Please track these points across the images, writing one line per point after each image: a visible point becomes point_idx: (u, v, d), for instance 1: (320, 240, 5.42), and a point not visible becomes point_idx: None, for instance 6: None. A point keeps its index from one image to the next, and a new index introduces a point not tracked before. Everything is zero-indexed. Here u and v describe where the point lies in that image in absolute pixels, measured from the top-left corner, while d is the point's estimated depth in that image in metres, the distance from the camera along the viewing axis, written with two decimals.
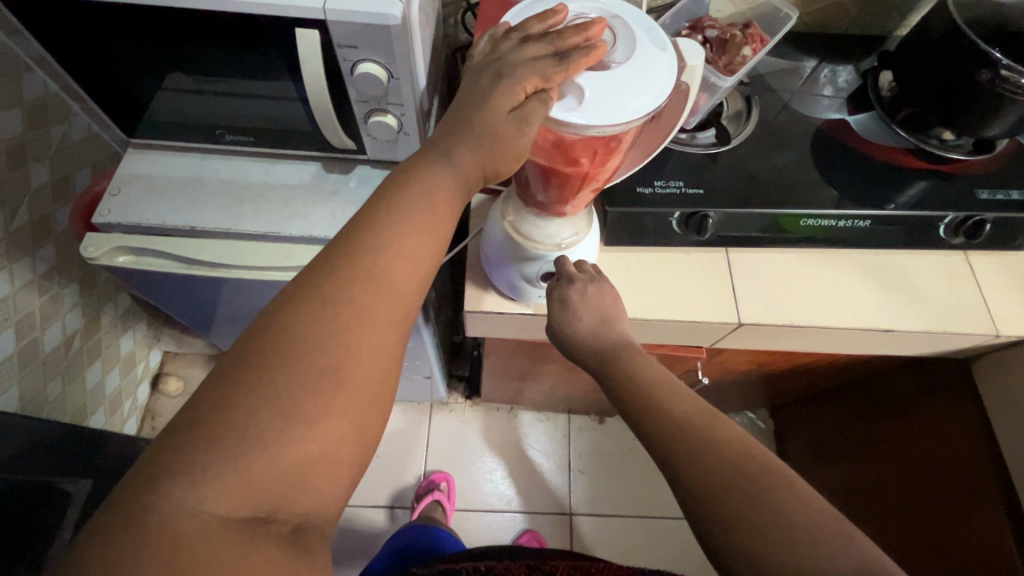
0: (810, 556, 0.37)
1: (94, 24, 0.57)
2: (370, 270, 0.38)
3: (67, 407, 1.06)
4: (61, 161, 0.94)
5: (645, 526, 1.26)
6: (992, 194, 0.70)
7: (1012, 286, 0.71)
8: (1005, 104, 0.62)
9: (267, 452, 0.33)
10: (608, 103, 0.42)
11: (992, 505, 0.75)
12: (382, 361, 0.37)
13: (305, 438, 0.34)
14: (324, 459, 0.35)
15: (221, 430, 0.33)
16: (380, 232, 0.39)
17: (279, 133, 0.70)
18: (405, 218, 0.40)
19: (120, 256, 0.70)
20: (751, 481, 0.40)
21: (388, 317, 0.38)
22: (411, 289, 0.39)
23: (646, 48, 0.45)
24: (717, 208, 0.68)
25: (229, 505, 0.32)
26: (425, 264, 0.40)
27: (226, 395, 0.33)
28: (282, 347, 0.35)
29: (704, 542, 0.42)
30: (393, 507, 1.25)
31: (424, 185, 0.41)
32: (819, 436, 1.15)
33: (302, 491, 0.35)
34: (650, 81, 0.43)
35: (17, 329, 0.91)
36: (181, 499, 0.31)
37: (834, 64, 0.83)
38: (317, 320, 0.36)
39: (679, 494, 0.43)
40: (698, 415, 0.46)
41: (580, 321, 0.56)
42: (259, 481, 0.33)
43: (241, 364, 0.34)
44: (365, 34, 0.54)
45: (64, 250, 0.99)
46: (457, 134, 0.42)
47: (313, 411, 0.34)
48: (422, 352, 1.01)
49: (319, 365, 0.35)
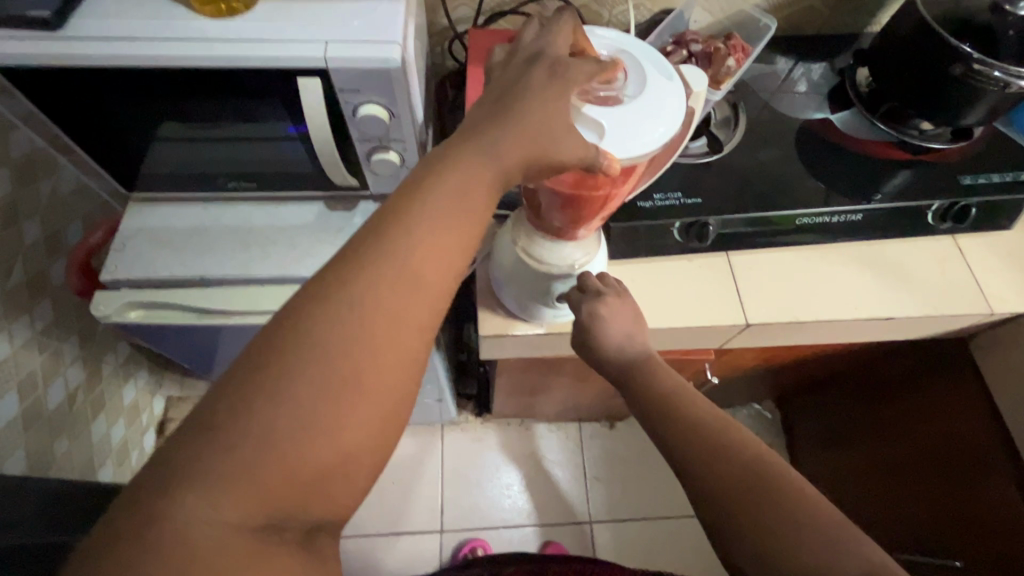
0: (820, 556, 0.39)
1: (92, 87, 0.57)
2: (400, 269, 0.37)
3: (74, 464, 1.04)
4: (51, 216, 0.93)
5: (665, 526, 1.27)
6: (975, 178, 0.73)
7: (1001, 265, 0.74)
8: (977, 94, 0.65)
9: (284, 459, 0.33)
10: (625, 137, 0.44)
11: (1000, 471, 0.78)
12: (404, 370, 0.37)
13: (326, 446, 0.34)
14: (342, 467, 0.35)
15: (237, 438, 0.33)
16: (411, 226, 0.37)
17: (281, 176, 0.70)
18: (438, 208, 0.38)
19: (131, 312, 0.70)
20: (770, 490, 0.42)
21: (413, 319, 0.37)
22: (440, 285, 0.38)
23: (656, 81, 0.47)
24: (716, 215, 0.71)
25: (243, 513, 0.33)
26: (455, 261, 0.39)
27: (242, 400, 0.33)
28: (306, 350, 0.34)
29: (717, 545, 0.43)
30: (415, 531, 1.25)
31: (460, 168, 0.39)
32: (826, 422, 1.17)
33: (315, 501, 0.35)
34: (661, 110, 0.45)
35: (20, 389, 0.89)
36: (197, 505, 0.32)
37: (808, 63, 0.86)
38: (340, 322, 0.35)
39: (695, 500, 0.45)
40: (713, 422, 0.47)
41: (609, 335, 0.56)
42: (275, 488, 0.33)
43: (266, 366, 0.34)
44: (367, 78, 0.54)
45: (61, 306, 0.98)
46: (484, 130, 0.39)
47: (328, 421, 0.34)
48: (431, 374, 1.01)
49: (341, 373, 0.35)
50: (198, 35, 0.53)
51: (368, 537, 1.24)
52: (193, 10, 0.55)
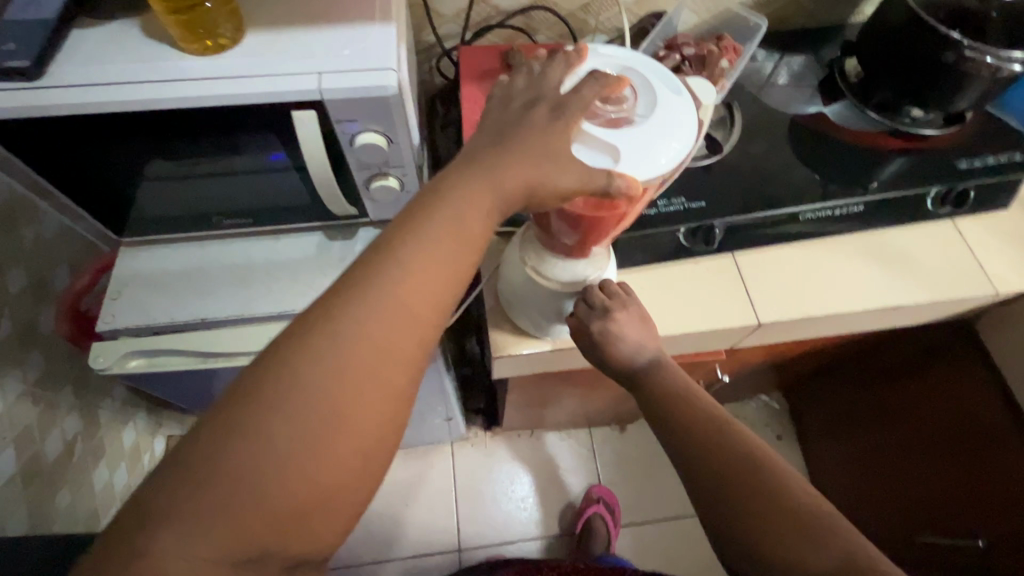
0: (816, 555, 0.39)
1: (77, 134, 0.55)
2: (388, 302, 0.36)
3: (78, 516, 1.01)
4: (36, 264, 0.90)
5: (684, 526, 1.27)
6: (970, 162, 0.74)
7: (1001, 245, 0.75)
8: (970, 81, 0.65)
9: (258, 496, 0.32)
10: (640, 157, 0.43)
11: (1014, 445, 0.78)
12: (388, 408, 0.36)
13: (302, 484, 0.33)
14: (319, 506, 0.34)
15: (212, 477, 0.32)
16: (398, 258, 0.36)
17: (277, 209, 0.68)
18: (429, 240, 0.37)
19: (132, 360, 0.68)
20: (782, 504, 0.41)
21: (401, 355, 0.36)
22: (428, 318, 0.37)
23: (665, 98, 0.46)
24: (722, 218, 0.71)
25: (211, 548, 0.31)
26: (445, 293, 0.38)
27: (220, 439, 0.32)
28: (288, 388, 0.33)
29: (719, 544, 0.44)
30: (433, 553, 1.23)
31: (452, 200, 0.38)
32: (835, 409, 1.17)
33: (291, 542, 0.34)
34: (673, 127, 0.45)
35: (17, 445, 0.86)
36: (167, 545, 0.31)
37: (790, 56, 0.86)
38: (323, 358, 0.34)
39: (698, 501, 0.45)
40: (714, 422, 0.47)
41: (625, 341, 0.54)
42: (251, 526, 0.32)
43: (245, 406, 0.33)
44: (364, 106, 0.53)
45: (54, 355, 0.95)
46: (473, 167, 0.40)
47: (316, 456, 0.33)
48: (440, 394, 1.00)
49: (323, 412, 0.34)
50: (186, 75, 0.52)
51: (386, 564, 1.22)
52: (180, 49, 0.53)
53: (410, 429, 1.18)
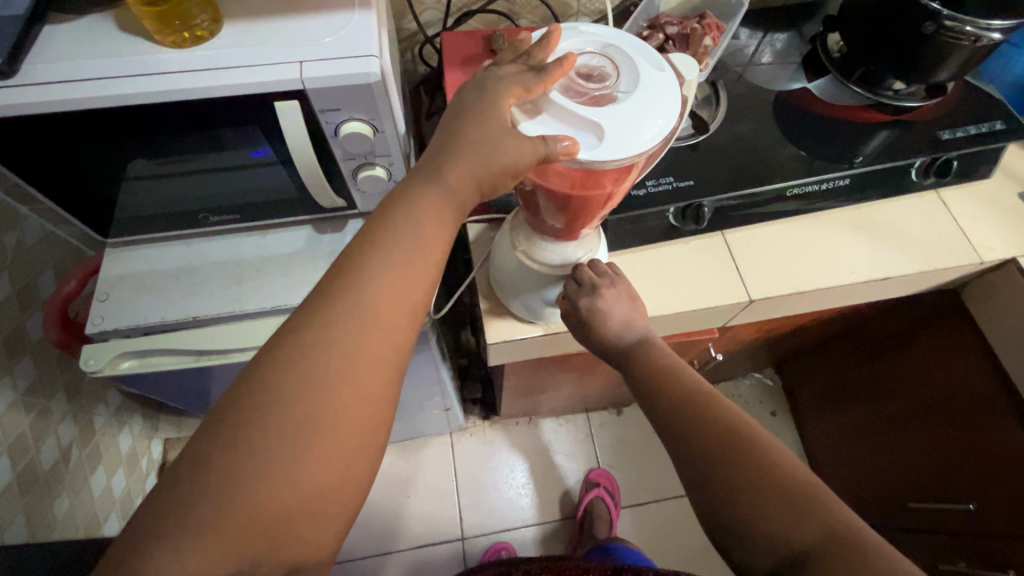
0: (802, 526, 0.39)
1: (55, 135, 0.54)
2: (358, 310, 0.37)
3: (78, 522, 1.00)
4: (20, 270, 0.88)
5: (683, 505, 1.28)
6: (953, 132, 0.74)
7: (984, 214, 0.76)
8: (950, 50, 0.65)
9: (245, 507, 0.33)
10: (625, 133, 0.43)
11: (1005, 414, 0.79)
12: (363, 410, 0.36)
13: (287, 491, 0.34)
14: (306, 509, 0.35)
15: (198, 491, 0.32)
16: (365, 268, 0.38)
17: (264, 204, 0.68)
18: (394, 248, 0.38)
19: (124, 362, 0.68)
20: (768, 477, 0.42)
21: (375, 356, 0.37)
22: (399, 321, 0.38)
23: (649, 73, 0.45)
24: (711, 197, 0.71)
25: (208, 563, 0.32)
26: (415, 295, 0.39)
27: (203, 456, 0.33)
28: (264, 401, 0.34)
29: (707, 522, 0.44)
30: (437, 542, 1.24)
31: (414, 208, 0.40)
32: (828, 383, 1.19)
33: (285, 547, 0.35)
34: (658, 101, 0.44)
35: (11, 454, 0.85)
36: (164, 561, 0.31)
37: (772, 32, 0.86)
38: (296, 368, 0.35)
39: (686, 478, 0.45)
40: (701, 398, 0.47)
41: (610, 316, 0.55)
42: (241, 536, 0.33)
43: (225, 422, 0.34)
44: (348, 95, 0.53)
45: (43, 362, 0.94)
46: (450, 154, 0.41)
47: (296, 460, 0.34)
48: (437, 384, 1.00)
49: (300, 418, 0.34)
50: (164, 69, 0.51)
51: (390, 556, 1.23)
52: (156, 42, 0.52)
53: (408, 421, 1.18)
